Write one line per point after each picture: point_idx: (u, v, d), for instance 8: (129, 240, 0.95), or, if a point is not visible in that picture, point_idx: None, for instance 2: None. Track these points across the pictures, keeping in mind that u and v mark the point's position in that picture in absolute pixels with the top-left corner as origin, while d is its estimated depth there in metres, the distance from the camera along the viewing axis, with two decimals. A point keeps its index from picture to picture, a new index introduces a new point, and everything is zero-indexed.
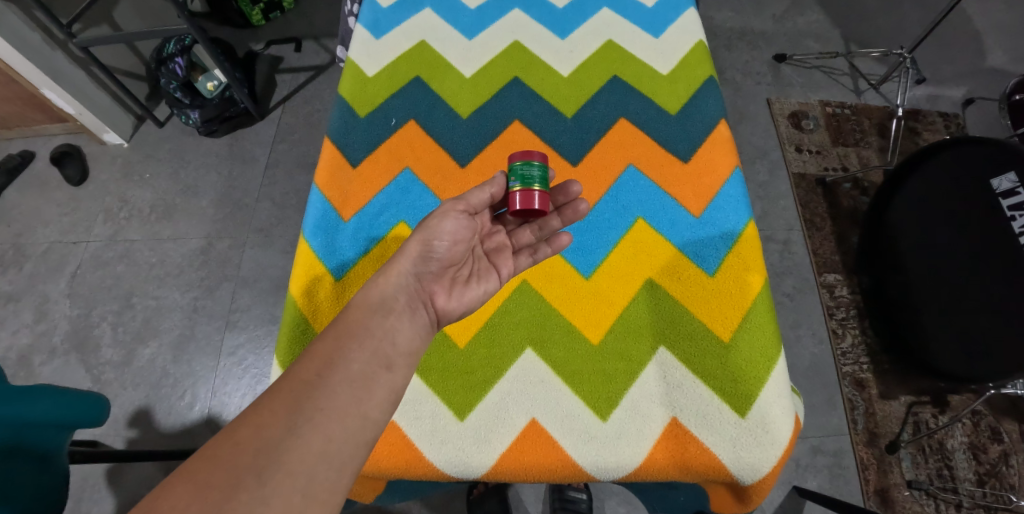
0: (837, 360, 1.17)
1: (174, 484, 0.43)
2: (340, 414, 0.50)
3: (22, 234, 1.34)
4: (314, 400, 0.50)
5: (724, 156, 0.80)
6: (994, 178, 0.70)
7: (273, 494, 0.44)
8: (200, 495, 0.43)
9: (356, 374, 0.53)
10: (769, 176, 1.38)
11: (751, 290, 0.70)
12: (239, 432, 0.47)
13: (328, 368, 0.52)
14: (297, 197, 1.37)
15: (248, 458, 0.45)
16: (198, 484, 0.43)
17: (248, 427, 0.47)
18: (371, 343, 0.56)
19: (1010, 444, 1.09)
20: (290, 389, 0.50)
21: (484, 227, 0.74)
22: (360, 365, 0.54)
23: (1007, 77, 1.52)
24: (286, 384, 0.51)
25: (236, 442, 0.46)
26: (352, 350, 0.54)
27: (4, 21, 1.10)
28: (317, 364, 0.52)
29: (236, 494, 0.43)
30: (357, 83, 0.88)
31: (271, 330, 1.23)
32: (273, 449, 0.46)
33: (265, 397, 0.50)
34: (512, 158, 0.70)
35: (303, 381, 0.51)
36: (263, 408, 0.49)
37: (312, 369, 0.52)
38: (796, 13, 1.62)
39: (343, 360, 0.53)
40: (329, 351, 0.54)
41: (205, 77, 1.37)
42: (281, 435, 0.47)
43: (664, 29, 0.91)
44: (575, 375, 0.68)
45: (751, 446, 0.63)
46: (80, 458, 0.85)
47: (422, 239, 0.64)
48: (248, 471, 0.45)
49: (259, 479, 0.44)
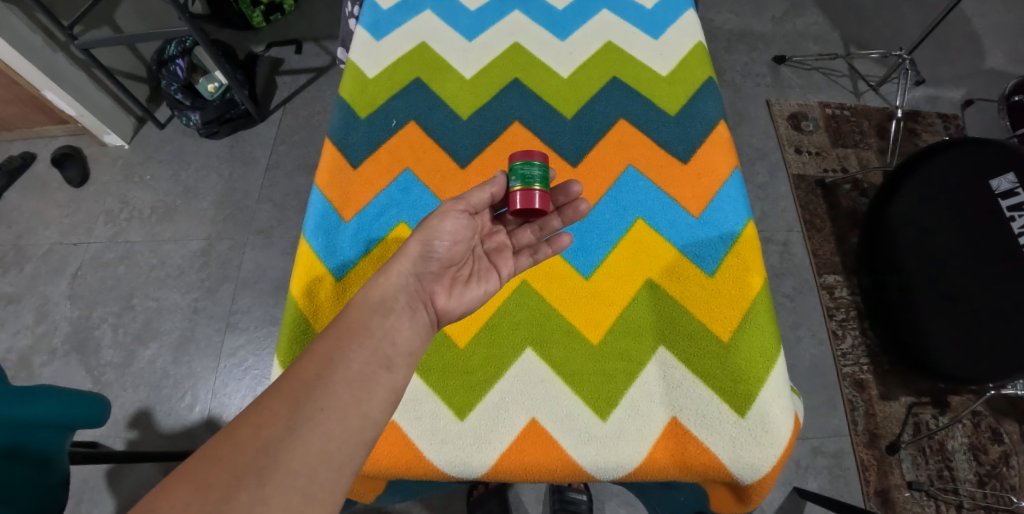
0: (837, 361, 1.18)
1: (175, 484, 0.43)
2: (340, 414, 0.50)
3: (23, 235, 1.34)
4: (314, 400, 0.50)
5: (724, 156, 0.80)
6: (994, 179, 0.70)
7: (273, 494, 0.44)
8: (201, 495, 0.43)
9: (356, 374, 0.53)
10: (769, 177, 1.38)
11: (751, 290, 0.71)
12: (238, 432, 0.47)
13: (329, 367, 0.53)
14: (297, 199, 1.37)
15: (248, 458, 0.45)
16: (198, 484, 0.43)
17: (248, 427, 0.47)
18: (373, 342, 0.56)
19: (1010, 445, 1.09)
20: (290, 389, 0.50)
21: (484, 227, 0.74)
22: (360, 365, 0.54)
23: (1006, 78, 1.52)
24: (286, 383, 0.51)
25: (237, 441, 0.46)
26: (353, 349, 0.55)
27: (5, 23, 1.11)
28: (316, 364, 0.53)
29: (236, 494, 0.43)
30: (358, 85, 0.89)
31: (271, 331, 1.23)
32: (274, 449, 0.46)
33: (266, 396, 0.50)
34: (512, 160, 0.70)
35: (302, 381, 0.51)
36: (263, 408, 0.49)
37: (311, 369, 0.52)
38: (795, 15, 1.63)
39: (343, 360, 0.53)
40: (328, 350, 0.54)
41: (205, 79, 1.38)
42: (281, 435, 0.47)
43: (664, 30, 0.91)
44: (575, 375, 0.68)
45: (751, 445, 0.63)
46: (81, 458, 0.85)
47: (423, 238, 0.64)
48: (248, 470, 0.45)
49: (258, 478, 0.45)
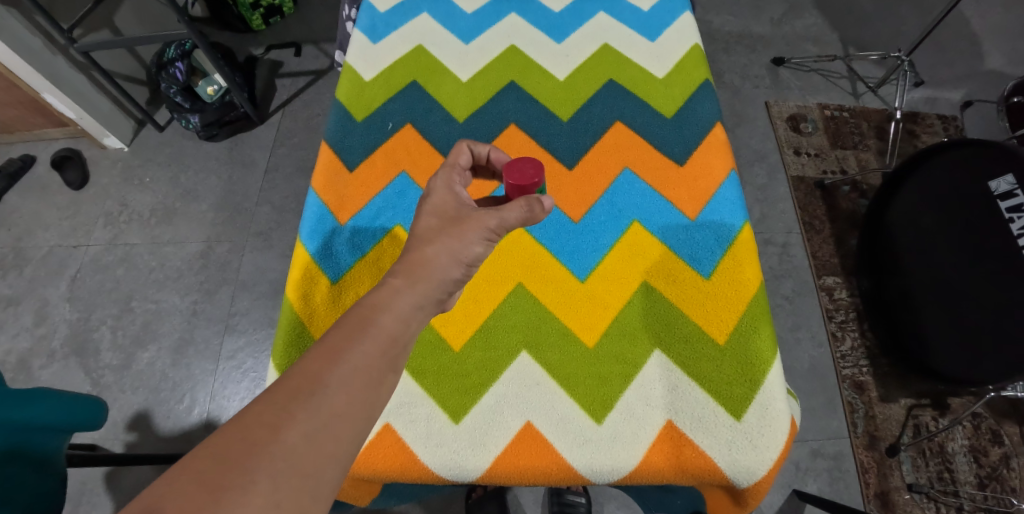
0: (837, 363, 1.17)
1: (182, 482, 0.37)
2: (353, 413, 0.44)
3: (23, 238, 1.34)
4: (330, 405, 0.43)
5: (719, 158, 0.80)
6: (992, 181, 0.71)
7: (291, 499, 0.39)
8: (212, 499, 0.36)
9: (371, 368, 0.46)
10: (768, 179, 1.38)
11: (746, 291, 0.71)
12: (253, 432, 0.40)
13: (349, 365, 0.45)
14: (297, 201, 1.37)
15: (259, 458, 0.39)
16: (209, 485, 0.37)
17: (264, 427, 0.40)
18: (394, 340, 0.48)
19: (1010, 447, 1.09)
20: (296, 382, 0.43)
21: (457, 166, 0.65)
22: (373, 359, 0.46)
23: (1005, 79, 1.52)
24: (294, 374, 0.43)
25: (251, 444, 0.40)
26: (371, 345, 0.47)
27: (4, 26, 1.11)
28: (321, 356, 0.45)
29: (249, 498, 0.37)
30: (354, 88, 0.89)
31: (270, 334, 1.22)
32: (292, 453, 0.40)
33: (284, 388, 0.43)
34: (538, 170, 0.64)
35: (308, 373, 0.43)
36: (277, 407, 0.42)
37: (319, 361, 0.44)
38: (794, 16, 1.63)
39: (356, 351, 0.46)
40: (338, 342, 0.46)
41: (205, 81, 1.38)
42: (297, 441, 0.40)
43: (660, 33, 0.91)
44: (571, 379, 0.68)
45: (746, 449, 0.63)
46: (79, 461, 0.84)
47: (449, 252, 0.55)
48: (263, 473, 0.38)
49: (272, 483, 0.38)
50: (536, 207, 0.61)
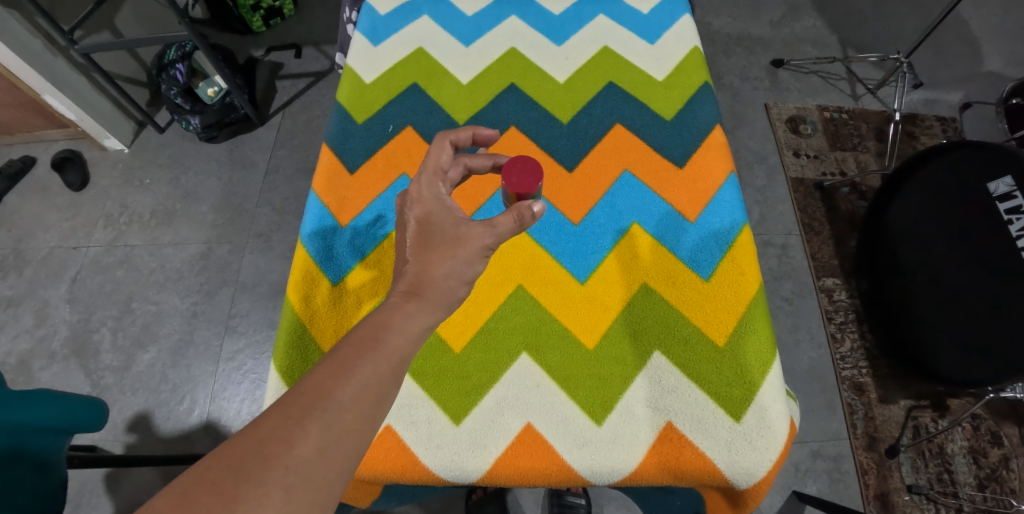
0: (837, 364, 1.17)
1: (198, 492, 0.38)
2: (361, 428, 0.44)
3: (22, 240, 1.34)
4: (342, 422, 0.43)
5: (719, 160, 0.80)
6: (990, 182, 0.71)
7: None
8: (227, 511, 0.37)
9: (376, 383, 0.46)
10: (767, 181, 1.39)
11: (746, 293, 0.71)
12: (267, 445, 0.40)
13: (360, 381, 0.45)
14: (297, 202, 1.37)
15: (268, 471, 0.39)
16: (225, 496, 0.38)
17: (277, 441, 0.40)
18: (403, 361, 0.49)
19: (1010, 448, 1.09)
20: (305, 397, 0.43)
21: (440, 165, 0.65)
22: (378, 376, 0.46)
23: (1003, 81, 1.52)
24: (301, 389, 0.43)
25: (265, 458, 0.40)
26: (381, 362, 0.47)
27: (4, 28, 1.11)
28: (328, 371, 0.45)
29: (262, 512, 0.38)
30: (354, 90, 0.89)
31: (270, 335, 1.23)
32: (305, 468, 0.40)
33: (297, 401, 0.43)
34: (537, 178, 0.66)
35: (315, 388, 0.44)
36: (292, 421, 0.41)
37: (326, 376, 0.44)
38: (793, 18, 1.63)
39: (361, 369, 0.46)
40: (345, 358, 0.46)
41: (205, 83, 1.39)
42: (310, 456, 0.40)
43: (659, 35, 0.91)
44: (571, 379, 0.68)
45: (746, 450, 0.63)
46: (80, 462, 0.84)
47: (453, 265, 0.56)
48: (277, 486, 0.39)
49: (285, 496, 0.39)
50: (525, 216, 0.59)
